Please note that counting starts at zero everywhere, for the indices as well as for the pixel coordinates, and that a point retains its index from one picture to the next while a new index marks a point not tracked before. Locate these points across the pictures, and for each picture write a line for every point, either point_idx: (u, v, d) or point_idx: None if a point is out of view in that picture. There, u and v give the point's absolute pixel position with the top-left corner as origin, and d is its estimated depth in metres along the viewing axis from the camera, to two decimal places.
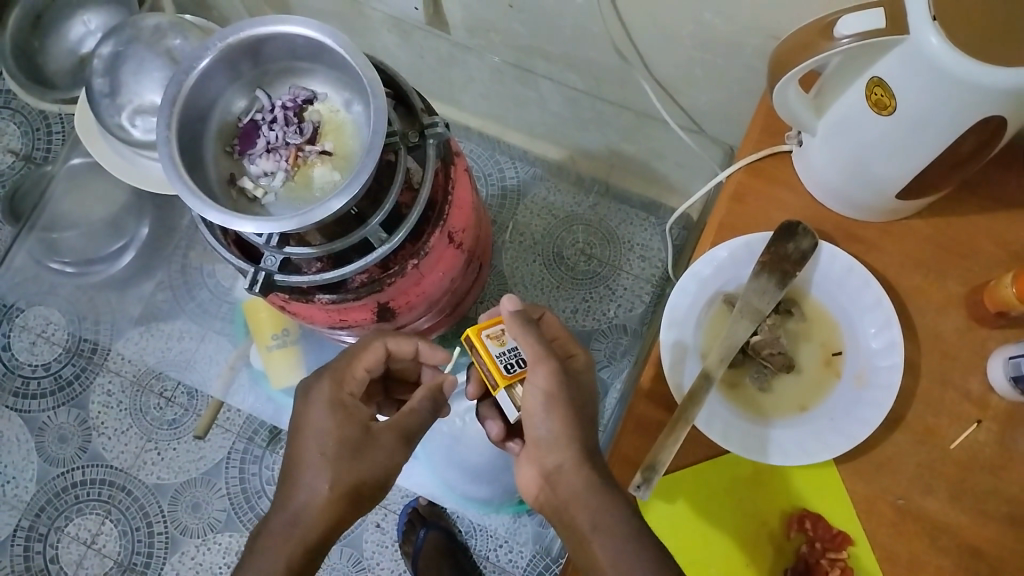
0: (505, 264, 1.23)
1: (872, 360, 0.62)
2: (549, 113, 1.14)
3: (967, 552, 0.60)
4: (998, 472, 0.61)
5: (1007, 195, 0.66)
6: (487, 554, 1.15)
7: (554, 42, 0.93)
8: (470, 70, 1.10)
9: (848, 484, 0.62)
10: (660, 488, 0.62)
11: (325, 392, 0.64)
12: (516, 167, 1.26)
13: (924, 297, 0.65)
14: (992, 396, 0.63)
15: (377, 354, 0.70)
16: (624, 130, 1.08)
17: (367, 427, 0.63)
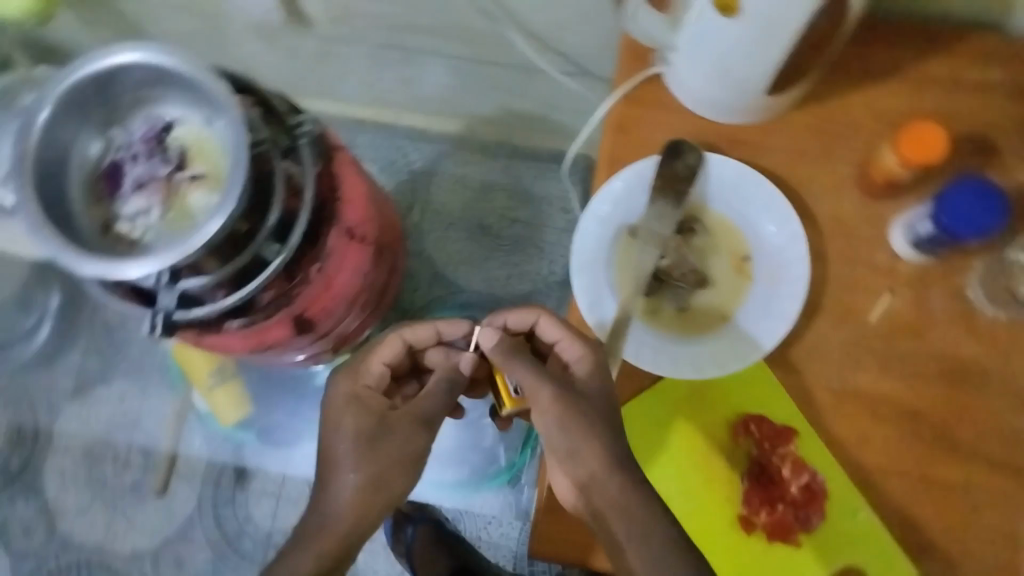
0: (431, 247, 1.22)
1: (779, 257, 0.64)
2: (437, 87, 1.12)
3: (913, 418, 0.62)
4: (919, 334, 0.63)
5: (873, 68, 0.67)
6: (479, 534, 1.15)
7: (422, 16, 0.91)
8: (348, 61, 1.07)
9: (782, 379, 0.63)
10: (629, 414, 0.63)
11: (340, 386, 0.64)
12: (417, 148, 1.25)
13: (821, 185, 0.66)
14: (900, 264, 0.64)
15: (397, 346, 0.68)
16: (512, 86, 1.07)
17: (383, 414, 0.62)
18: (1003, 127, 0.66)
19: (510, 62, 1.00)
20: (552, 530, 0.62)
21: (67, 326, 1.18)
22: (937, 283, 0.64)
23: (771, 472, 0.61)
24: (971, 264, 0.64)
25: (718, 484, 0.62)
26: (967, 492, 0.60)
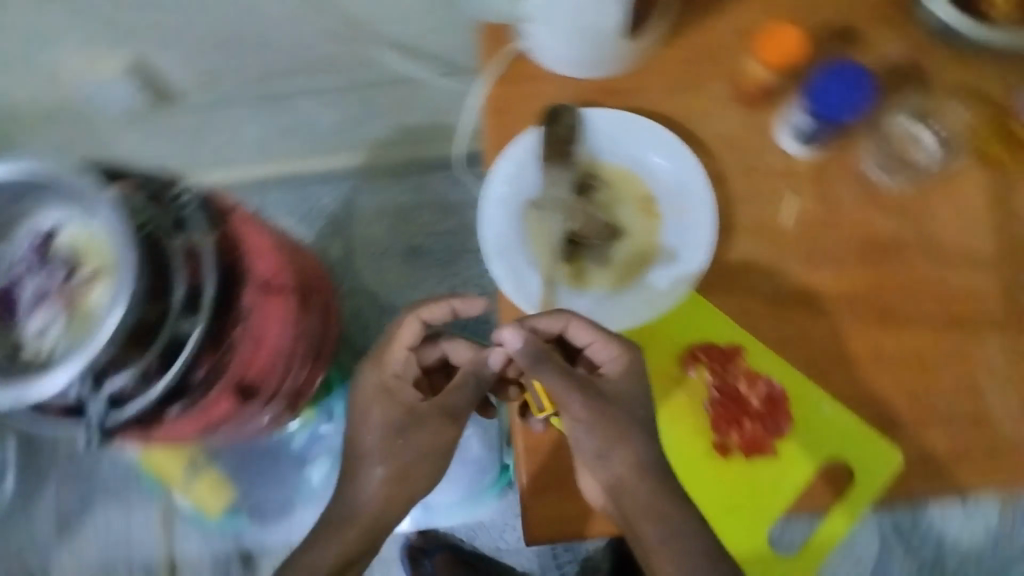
0: (369, 280, 1.21)
1: (680, 189, 0.65)
2: (324, 127, 1.12)
3: (853, 306, 0.63)
4: (831, 223, 0.64)
5: None
6: (499, 544, 1.14)
7: (286, 60, 0.91)
8: (229, 125, 1.06)
9: (717, 303, 0.63)
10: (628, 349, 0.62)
11: (369, 376, 0.64)
12: (327, 189, 1.24)
13: (706, 109, 0.67)
14: (797, 163, 0.66)
15: (417, 328, 0.66)
16: (396, 104, 1.07)
17: (413, 406, 0.63)
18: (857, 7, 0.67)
19: (387, 79, 0.99)
20: (545, 513, 0.61)
21: (29, 470, 1.15)
22: (840, 170, 0.65)
23: (731, 390, 0.62)
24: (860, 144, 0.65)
25: (685, 417, 0.62)
26: (920, 361, 0.62)
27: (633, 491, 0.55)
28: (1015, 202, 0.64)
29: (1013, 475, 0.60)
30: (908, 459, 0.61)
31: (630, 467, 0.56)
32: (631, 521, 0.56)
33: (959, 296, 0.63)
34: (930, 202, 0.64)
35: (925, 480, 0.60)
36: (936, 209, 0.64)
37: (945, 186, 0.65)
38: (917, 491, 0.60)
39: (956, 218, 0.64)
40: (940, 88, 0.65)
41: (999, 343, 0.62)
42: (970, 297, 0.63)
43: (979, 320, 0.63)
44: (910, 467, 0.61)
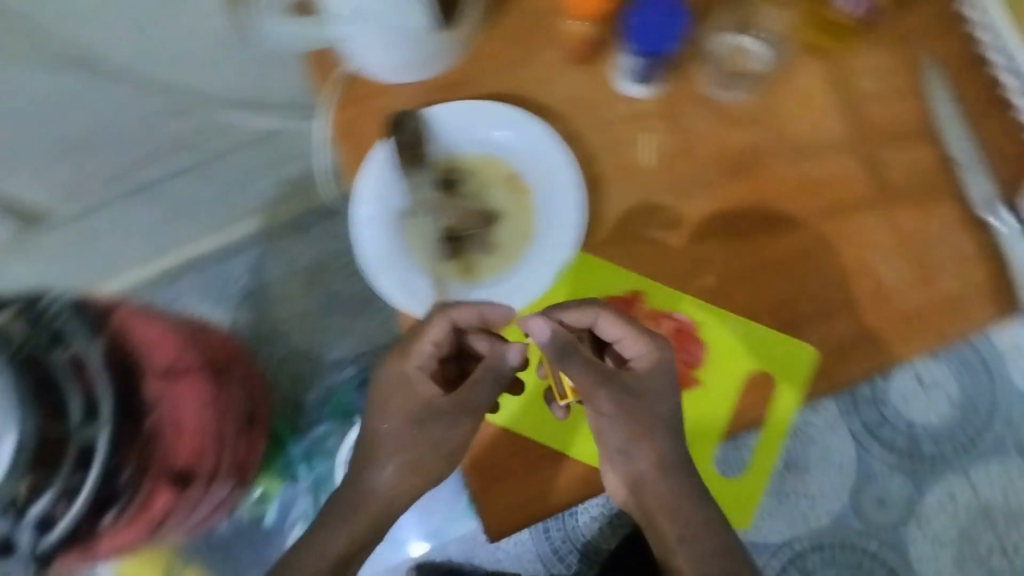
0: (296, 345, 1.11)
1: (539, 159, 0.66)
2: (204, 211, 1.06)
3: (730, 223, 0.66)
4: (686, 151, 0.67)
5: None
6: (498, 557, 1.06)
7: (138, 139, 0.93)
8: (109, 238, 1.03)
9: (603, 256, 0.66)
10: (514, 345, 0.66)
11: (390, 367, 0.61)
12: (232, 267, 1.10)
13: (546, 80, 0.68)
14: (642, 104, 0.68)
15: (445, 328, 0.60)
16: (266, 167, 1.04)
17: (431, 401, 0.60)
18: None
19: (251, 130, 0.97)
20: (499, 510, 0.62)
21: None
22: (690, 100, 0.67)
23: None
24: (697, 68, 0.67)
25: None
26: (807, 256, 0.65)
27: (652, 490, 0.60)
28: (856, 79, 0.66)
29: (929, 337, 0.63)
30: (822, 348, 0.64)
31: (651, 462, 0.59)
32: (644, 501, 0.60)
33: (828, 184, 0.66)
34: (777, 106, 0.66)
35: (845, 364, 0.64)
36: (785, 109, 0.66)
37: (787, 85, 0.66)
38: (840, 376, 0.64)
39: (801, 112, 0.66)
40: None
41: (878, 218, 0.65)
42: (839, 182, 0.66)
43: (852, 202, 0.65)
44: (825, 356, 0.64)
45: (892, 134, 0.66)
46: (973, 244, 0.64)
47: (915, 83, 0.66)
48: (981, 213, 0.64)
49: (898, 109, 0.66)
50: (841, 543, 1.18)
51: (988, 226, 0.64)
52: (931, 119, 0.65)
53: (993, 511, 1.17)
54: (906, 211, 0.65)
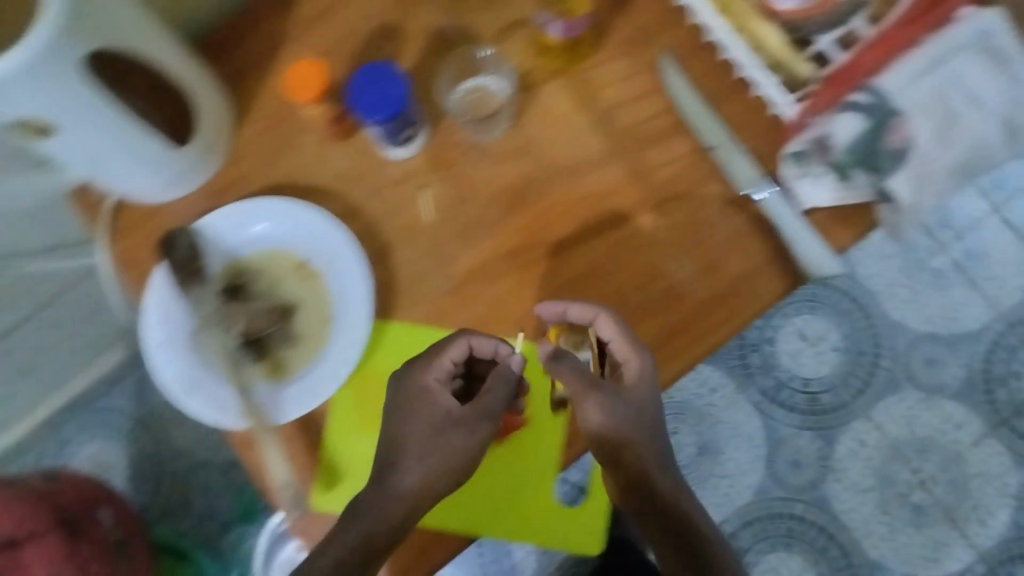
0: (196, 456, 1.16)
1: (319, 242, 0.66)
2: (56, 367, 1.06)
3: (520, 256, 0.68)
4: (463, 196, 0.68)
5: (250, 52, 0.69)
6: None
7: None
8: None
9: (407, 319, 0.67)
10: (331, 437, 0.65)
11: (415, 375, 0.61)
12: (111, 399, 1.17)
13: (309, 163, 0.68)
14: (410, 163, 0.69)
15: (465, 351, 0.62)
16: (87, 317, 1.01)
17: (450, 412, 0.60)
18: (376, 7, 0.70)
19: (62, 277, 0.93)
20: None
21: None
22: (453, 149, 0.68)
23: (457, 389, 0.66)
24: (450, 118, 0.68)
25: None
26: (598, 271, 0.67)
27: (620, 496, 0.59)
28: (600, 92, 0.69)
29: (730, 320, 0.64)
30: None
31: None
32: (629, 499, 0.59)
33: (599, 197, 0.68)
34: (534, 135, 0.68)
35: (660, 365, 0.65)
36: (541, 137, 0.68)
37: (537, 114, 0.69)
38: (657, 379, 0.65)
39: (556, 135, 0.69)
40: (482, 37, 0.69)
41: (653, 218, 0.68)
42: (609, 194, 0.68)
43: (627, 208, 0.68)
44: None
45: (645, 135, 0.68)
46: (747, 222, 0.67)
47: (656, 82, 0.68)
48: (747, 192, 0.66)
49: (646, 109, 0.68)
50: (769, 514, 1.19)
51: (756, 203, 0.66)
52: (679, 112, 0.68)
53: (902, 448, 1.19)
54: (678, 204, 0.68)
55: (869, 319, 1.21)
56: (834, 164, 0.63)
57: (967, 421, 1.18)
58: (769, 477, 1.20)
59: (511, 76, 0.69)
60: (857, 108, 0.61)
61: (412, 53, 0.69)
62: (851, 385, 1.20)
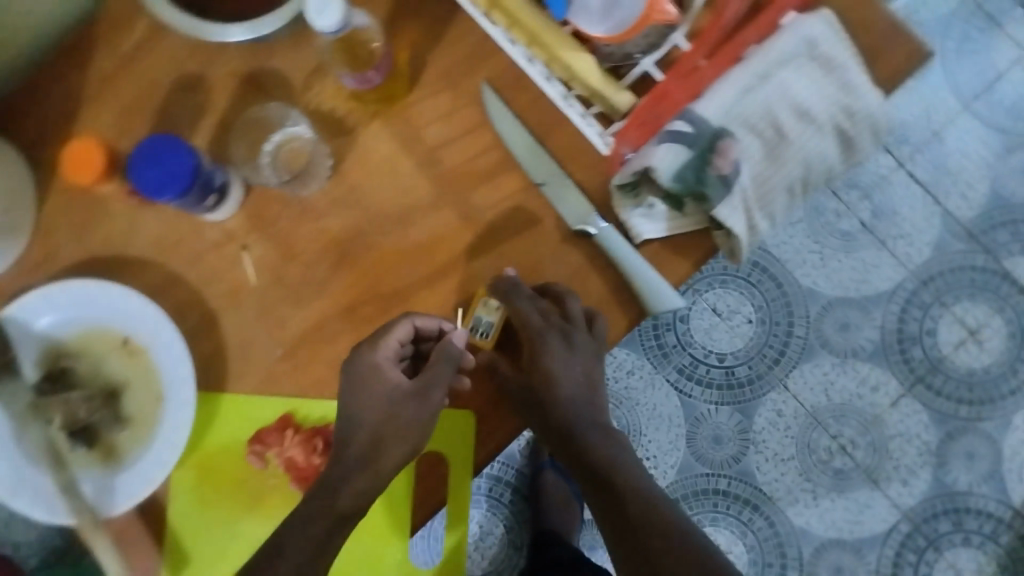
0: None
1: (135, 320, 0.63)
2: None
3: (356, 312, 0.64)
4: (289, 254, 0.65)
5: (46, 118, 0.65)
6: None
7: None
8: None
9: (241, 393, 0.64)
10: (171, 519, 0.64)
11: (365, 353, 0.59)
12: None
13: (124, 232, 0.65)
14: (228, 224, 0.65)
15: (410, 330, 0.60)
16: None
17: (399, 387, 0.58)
18: (175, 55, 0.65)
19: None
20: None
21: None
22: (271, 206, 0.65)
23: (298, 459, 0.63)
24: (260, 178, 0.64)
25: (275, 502, 0.64)
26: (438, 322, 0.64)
27: None
28: (421, 130, 0.65)
29: (572, 369, 0.60)
30: (477, 408, 0.64)
31: None
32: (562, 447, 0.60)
33: (433, 244, 0.64)
34: (357, 182, 0.65)
35: (504, 417, 0.64)
36: (365, 183, 0.65)
37: (358, 159, 0.65)
38: (503, 431, 0.64)
39: (380, 181, 0.65)
40: (290, 81, 0.65)
41: (490, 262, 0.64)
42: (440, 239, 0.64)
43: (460, 252, 0.64)
44: (483, 412, 0.64)
45: (474, 173, 0.64)
46: (583, 258, 0.64)
47: (479, 115, 0.64)
48: (581, 228, 0.62)
49: (472, 146, 0.65)
50: (693, 491, 1.19)
51: (594, 236, 0.62)
52: (506, 147, 0.64)
53: (820, 414, 1.18)
54: (513, 245, 0.64)
55: (781, 288, 1.19)
56: (672, 181, 0.59)
57: (882, 381, 1.17)
58: (691, 455, 1.19)
59: (323, 122, 0.65)
60: (680, 139, 0.58)
61: (221, 101, 0.65)
62: (767, 356, 1.19)
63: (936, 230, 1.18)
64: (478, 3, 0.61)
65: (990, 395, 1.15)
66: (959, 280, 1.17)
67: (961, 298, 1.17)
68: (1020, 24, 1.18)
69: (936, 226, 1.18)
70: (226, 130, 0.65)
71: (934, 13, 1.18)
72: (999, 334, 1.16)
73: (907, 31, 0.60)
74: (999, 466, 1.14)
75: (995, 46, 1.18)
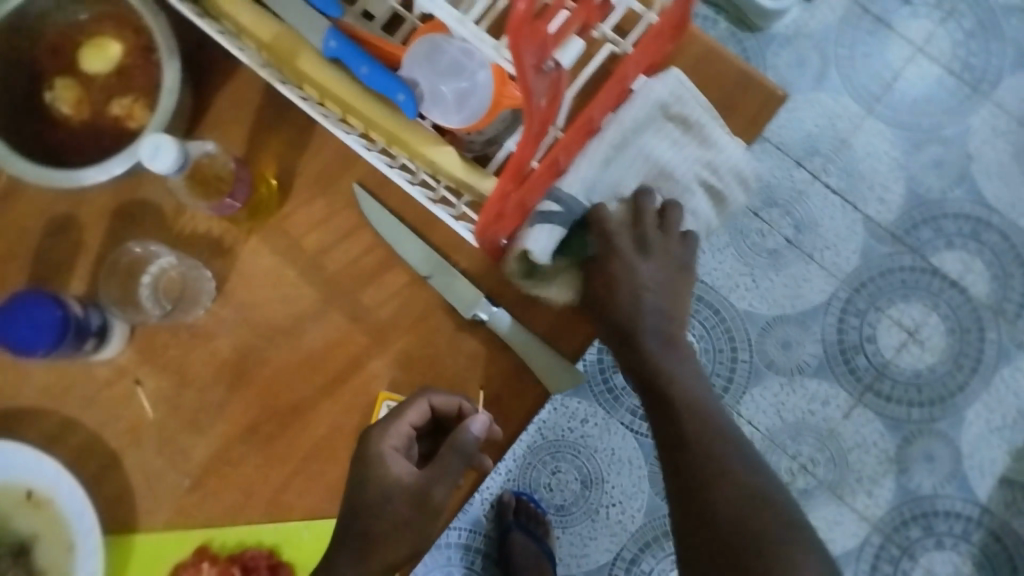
0: None
1: (34, 473, 0.62)
2: None
3: (259, 431, 0.63)
4: (184, 383, 0.64)
5: None
6: None
7: None
8: None
9: (153, 529, 0.63)
10: None
11: (373, 441, 0.57)
12: None
13: (11, 384, 0.64)
14: (119, 361, 0.64)
15: (424, 412, 0.58)
16: None
17: (403, 479, 0.56)
18: (42, 201, 0.65)
19: None
20: None
21: None
22: (160, 336, 0.64)
23: None
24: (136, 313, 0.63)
25: None
26: (342, 429, 0.63)
27: None
28: (301, 239, 0.64)
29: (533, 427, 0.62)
30: None
31: None
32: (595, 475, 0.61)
33: (329, 350, 0.64)
34: (244, 299, 0.64)
35: None
36: (252, 299, 0.64)
37: (241, 276, 0.64)
38: None
39: (268, 293, 0.64)
40: (163, 209, 0.65)
41: (387, 361, 0.63)
42: (335, 345, 0.64)
43: (356, 355, 0.63)
44: None
45: (359, 274, 0.64)
46: (480, 344, 0.63)
47: (357, 217, 0.64)
48: (472, 314, 0.62)
49: (354, 248, 0.64)
50: (663, 532, 1.18)
51: (486, 321, 0.62)
52: (387, 244, 0.64)
53: (778, 437, 1.17)
54: (408, 340, 0.63)
55: (719, 315, 1.19)
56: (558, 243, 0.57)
57: (832, 394, 1.17)
58: (656, 496, 1.18)
59: (199, 245, 0.65)
60: (551, 219, 0.56)
61: (93, 239, 0.65)
62: (717, 385, 1.17)
63: (860, 237, 1.19)
64: (333, 110, 0.59)
65: (940, 393, 1.15)
66: (891, 283, 1.18)
67: (896, 300, 1.18)
68: (910, 23, 1.20)
69: (859, 233, 1.19)
70: (101, 267, 0.64)
71: (822, 25, 1.20)
72: (938, 331, 1.17)
73: (758, 78, 0.62)
74: (959, 464, 1.14)
75: (886, 48, 1.20)
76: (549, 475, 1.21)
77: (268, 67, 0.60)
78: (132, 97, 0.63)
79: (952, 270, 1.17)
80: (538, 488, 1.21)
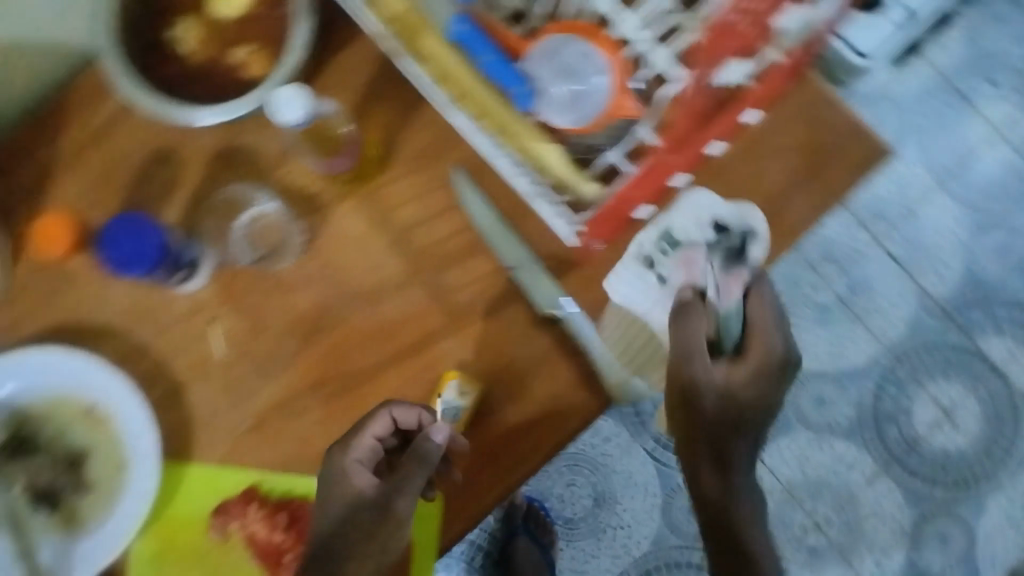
0: None
1: (100, 390, 0.63)
2: None
3: (322, 389, 0.65)
4: (256, 329, 0.65)
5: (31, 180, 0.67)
6: None
7: None
8: None
9: (206, 464, 0.64)
10: None
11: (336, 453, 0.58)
12: None
13: (95, 301, 0.66)
14: (198, 297, 0.66)
15: (386, 424, 0.58)
16: None
17: (363, 493, 0.56)
18: (154, 130, 0.67)
19: None
20: None
21: None
22: (243, 280, 0.66)
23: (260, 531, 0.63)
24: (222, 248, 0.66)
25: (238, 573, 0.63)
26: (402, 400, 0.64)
27: None
28: (394, 212, 0.66)
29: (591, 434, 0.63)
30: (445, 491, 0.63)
31: None
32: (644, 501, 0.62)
33: (401, 323, 0.65)
34: (329, 259, 0.66)
35: (468, 501, 0.63)
36: (336, 260, 0.66)
37: (330, 237, 0.66)
38: (466, 518, 0.63)
39: (353, 257, 0.66)
40: (267, 159, 0.66)
41: (455, 343, 0.65)
42: (409, 319, 0.65)
43: (428, 332, 0.65)
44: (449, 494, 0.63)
45: (444, 255, 0.65)
46: (550, 343, 0.64)
47: (452, 199, 0.66)
48: (550, 312, 0.63)
49: (443, 228, 0.66)
50: (667, 563, 1.19)
51: (563, 319, 0.63)
52: (477, 230, 0.65)
53: (797, 491, 1.17)
54: (480, 327, 0.65)
55: None
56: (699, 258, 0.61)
57: (858, 460, 1.17)
58: (665, 527, 1.19)
59: (294, 200, 0.66)
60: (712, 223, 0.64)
61: (193, 176, 0.67)
62: None
63: (910, 306, 1.19)
64: (448, 91, 0.62)
65: (965, 478, 1.15)
66: (934, 358, 1.18)
67: (937, 377, 1.18)
68: (993, 104, 1.20)
69: (910, 304, 1.19)
70: (200, 205, 0.67)
71: (905, 89, 1.21)
72: (974, 415, 1.17)
73: (866, 132, 0.63)
74: (972, 550, 1.14)
75: (965, 123, 1.20)
76: (562, 487, 1.22)
77: (395, 40, 0.62)
78: (256, 46, 0.65)
79: (998, 356, 1.17)
80: (550, 497, 1.21)
